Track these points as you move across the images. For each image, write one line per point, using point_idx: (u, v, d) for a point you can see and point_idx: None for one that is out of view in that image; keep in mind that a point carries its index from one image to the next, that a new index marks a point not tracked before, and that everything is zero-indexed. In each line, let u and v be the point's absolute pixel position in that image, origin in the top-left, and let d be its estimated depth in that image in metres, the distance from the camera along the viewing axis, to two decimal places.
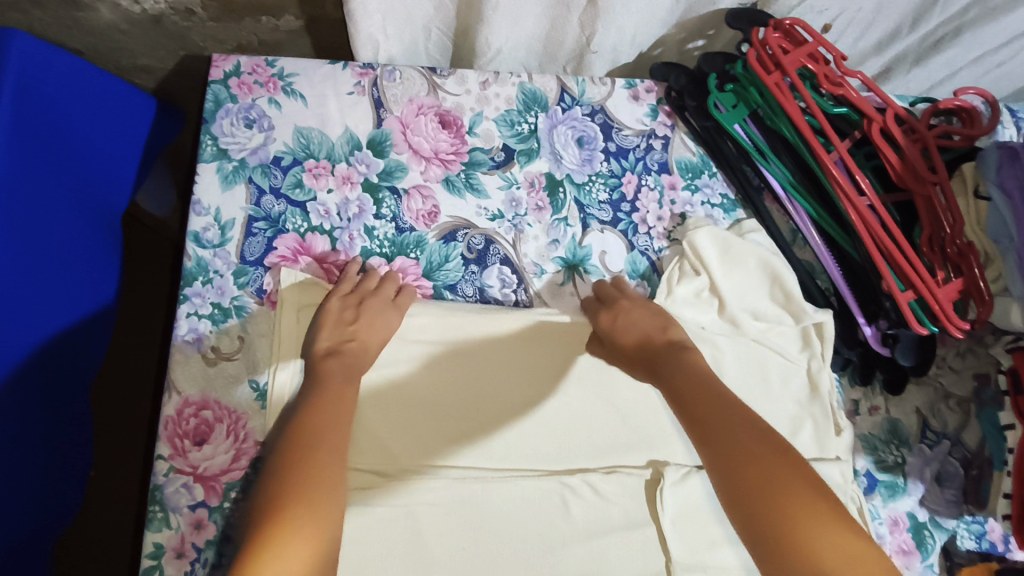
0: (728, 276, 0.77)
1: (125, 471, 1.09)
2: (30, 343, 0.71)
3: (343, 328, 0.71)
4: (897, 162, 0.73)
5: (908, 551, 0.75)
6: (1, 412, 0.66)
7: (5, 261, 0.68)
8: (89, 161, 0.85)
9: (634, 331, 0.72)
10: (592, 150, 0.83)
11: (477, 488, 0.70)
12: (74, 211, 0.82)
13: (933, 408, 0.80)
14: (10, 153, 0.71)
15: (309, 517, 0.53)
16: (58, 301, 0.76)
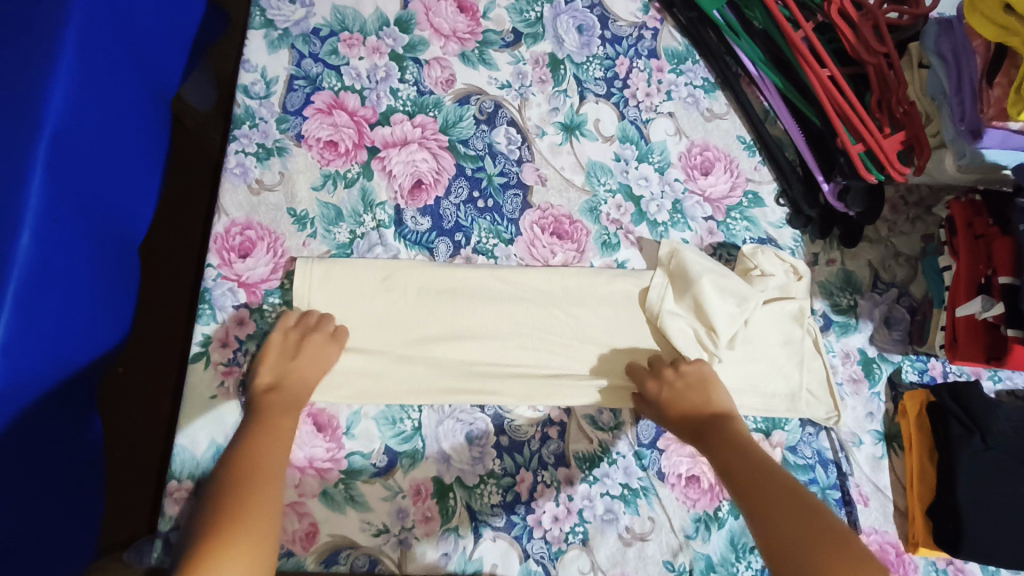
0: (714, 307, 0.81)
1: (164, 364, 1.16)
2: (86, 192, 0.73)
3: (284, 363, 0.75)
4: (851, 37, 0.84)
5: (858, 380, 0.85)
6: (72, 234, 0.70)
7: (71, 113, 0.70)
8: (154, 38, 0.88)
9: (683, 403, 0.77)
10: (590, 36, 0.95)
11: (480, 304, 0.83)
12: (136, 80, 0.84)
13: (884, 263, 0.90)
14: (89, 11, 0.73)
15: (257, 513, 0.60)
16: (119, 163, 0.80)
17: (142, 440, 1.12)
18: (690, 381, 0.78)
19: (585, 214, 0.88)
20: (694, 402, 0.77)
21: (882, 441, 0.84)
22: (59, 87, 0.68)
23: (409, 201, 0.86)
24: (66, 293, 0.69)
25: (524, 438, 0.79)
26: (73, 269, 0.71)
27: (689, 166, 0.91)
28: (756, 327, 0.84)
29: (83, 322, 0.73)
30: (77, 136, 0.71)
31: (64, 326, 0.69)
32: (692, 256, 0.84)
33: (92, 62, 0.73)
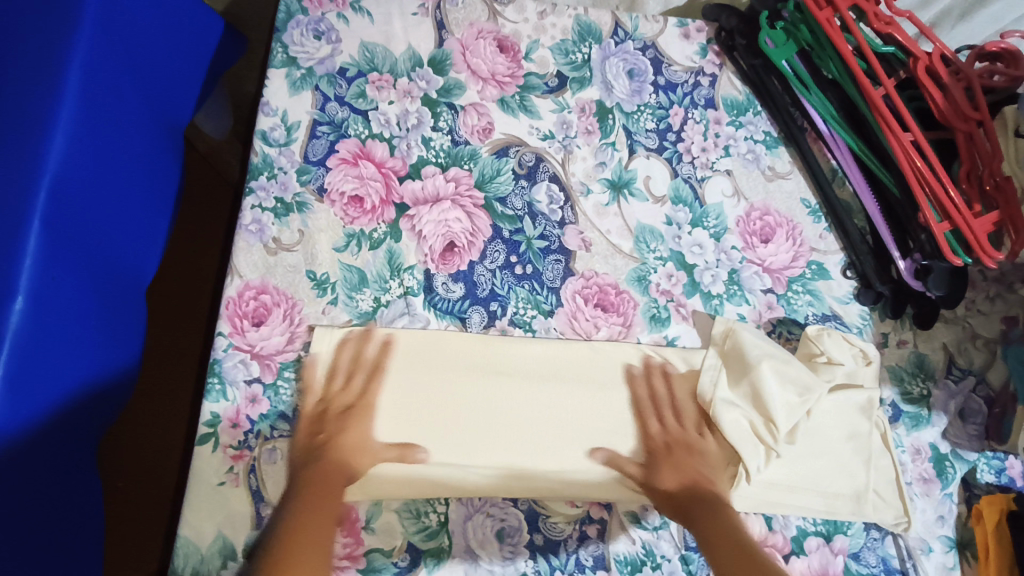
0: (773, 394, 0.73)
1: (174, 398, 1.06)
2: (95, 256, 0.65)
3: (314, 432, 0.70)
4: (941, 101, 0.75)
5: (928, 479, 0.77)
6: (80, 306, 0.63)
7: (70, 172, 0.62)
8: (172, 76, 0.80)
9: (675, 479, 0.71)
10: (642, 82, 0.87)
11: (514, 390, 0.75)
12: (150, 123, 0.76)
13: (960, 346, 0.81)
14: (90, 55, 0.65)
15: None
16: (137, 219, 0.72)
17: (149, 477, 1.03)
18: (685, 457, 0.72)
19: (633, 283, 0.79)
20: (682, 478, 0.71)
21: (953, 549, 0.76)
22: (60, 137, 0.61)
23: (440, 265, 0.78)
24: (81, 373, 0.62)
25: (560, 538, 0.72)
26: (85, 342, 0.63)
27: (747, 233, 0.83)
28: (820, 417, 0.75)
29: (101, 402, 0.66)
30: (82, 192, 0.64)
31: (76, 408, 0.62)
32: (750, 329, 0.77)
33: (99, 109, 0.66)
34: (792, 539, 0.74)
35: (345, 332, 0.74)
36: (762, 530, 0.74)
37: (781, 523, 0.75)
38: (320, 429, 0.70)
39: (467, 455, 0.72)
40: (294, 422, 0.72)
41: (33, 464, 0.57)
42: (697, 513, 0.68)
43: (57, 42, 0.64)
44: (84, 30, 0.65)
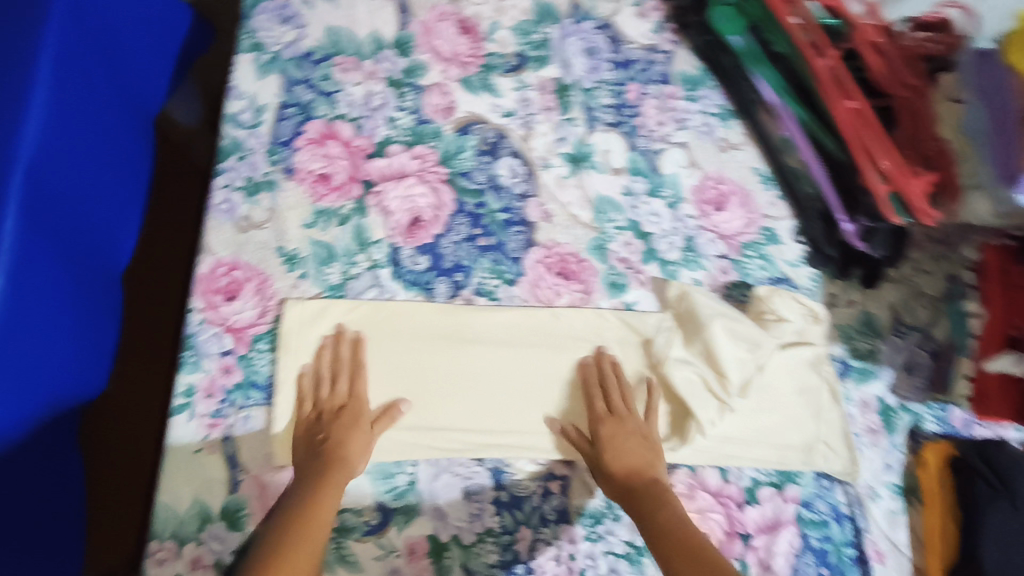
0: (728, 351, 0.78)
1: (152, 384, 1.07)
2: (66, 239, 0.68)
3: (316, 431, 0.74)
4: (880, 68, 0.79)
5: (876, 430, 0.81)
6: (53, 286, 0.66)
7: (44, 157, 0.65)
8: (144, 70, 0.84)
9: (622, 459, 0.74)
10: (599, 60, 0.90)
11: (478, 354, 0.79)
12: (123, 114, 0.79)
13: (906, 304, 0.85)
14: (62, 47, 0.68)
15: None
16: (114, 198, 0.76)
17: (124, 456, 1.04)
18: (626, 434, 0.76)
19: (593, 252, 0.83)
20: (637, 461, 0.74)
21: (900, 495, 0.80)
22: (32, 124, 0.64)
23: (406, 238, 0.81)
24: (55, 348, 0.66)
25: (525, 494, 0.76)
26: (59, 321, 0.66)
27: (702, 201, 0.86)
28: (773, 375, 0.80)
29: (77, 371, 0.70)
30: (56, 178, 0.67)
31: (51, 383, 0.65)
32: (702, 290, 0.82)
33: (72, 96, 0.69)
34: (745, 489, 0.79)
35: (316, 305, 0.78)
36: (717, 482, 0.79)
37: (735, 474, 0.79)
38: (313, 432, 0.74)
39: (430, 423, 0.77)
40: (268, 390, 0.76)
41: (10, 433, 0.61)
42: (649, 509, 0.70)
43: (26, 34, 0.67)
44: (51, 24, 0.68)
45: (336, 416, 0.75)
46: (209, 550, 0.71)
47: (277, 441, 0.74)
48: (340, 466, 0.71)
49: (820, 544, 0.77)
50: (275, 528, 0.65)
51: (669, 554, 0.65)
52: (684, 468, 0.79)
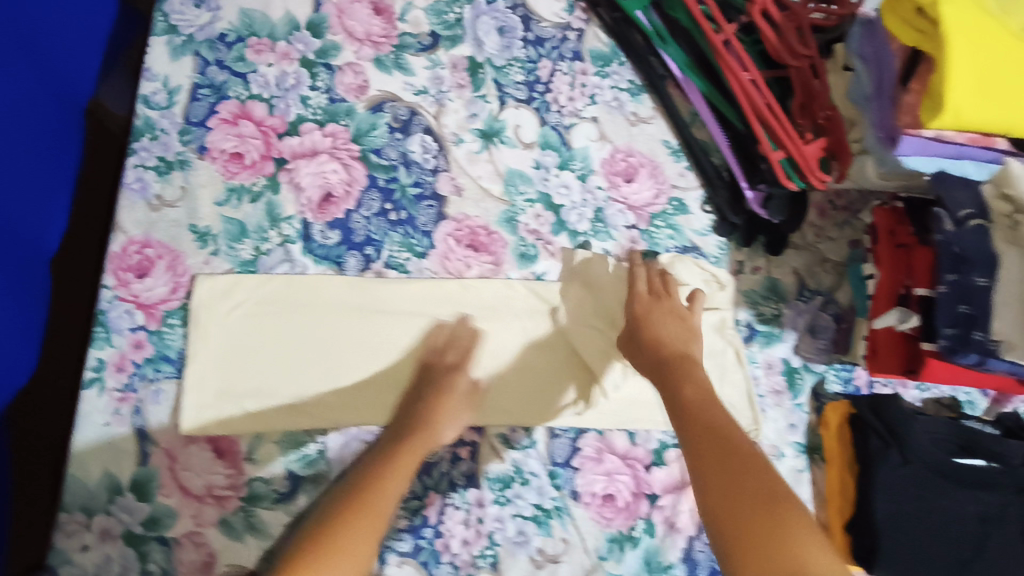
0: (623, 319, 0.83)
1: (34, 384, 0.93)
2: None
3: (411, 402, 0.75)
4: (774, 39, 0.79)
5: (779, 391, 0.84)
6: None
7: None
8: (75, 57, 0.80)
9: (663, 332, 0.75)
10: (512, 38, 0.91)
11: (383, 326, 0.80)
12: (44, 102, 0.75)
13: (810, 270, 0.87)
14: None
15: (355, 534, 0.60)
16: (42, 172, 0.74)
17: None
18: (670, 315, 0.76)
19: (503, 224, 0.85)
20: (676, 334, 0.75)
21: (804, 453, 0.82)
22: None
23: (317, 214, 0.83)
24: None
25: (434, 460, 0.77)
26: None
27: (612, 173, 0.88)
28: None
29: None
30: None
31: None
32: (604, 261, 0.84)
33: None
34: (653, 451, 0.81)
35: (224, 280, 0.79)
36: (625, 445, 0.81)
37: (643, 437, 0.81)
38: (426, 396, 0.75)
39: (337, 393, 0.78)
40: (177, 364, 0.77)
41: None
42: (687, 370, 0.70)
43: None
44: None
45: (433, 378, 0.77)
46: (118, 522, 0.72)
47: (184, 413, 0.75)
48: (439, 428, 0.73)
49: None
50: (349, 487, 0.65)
51: (691, 422, 0.63)
52: (592, 432, 0.81)
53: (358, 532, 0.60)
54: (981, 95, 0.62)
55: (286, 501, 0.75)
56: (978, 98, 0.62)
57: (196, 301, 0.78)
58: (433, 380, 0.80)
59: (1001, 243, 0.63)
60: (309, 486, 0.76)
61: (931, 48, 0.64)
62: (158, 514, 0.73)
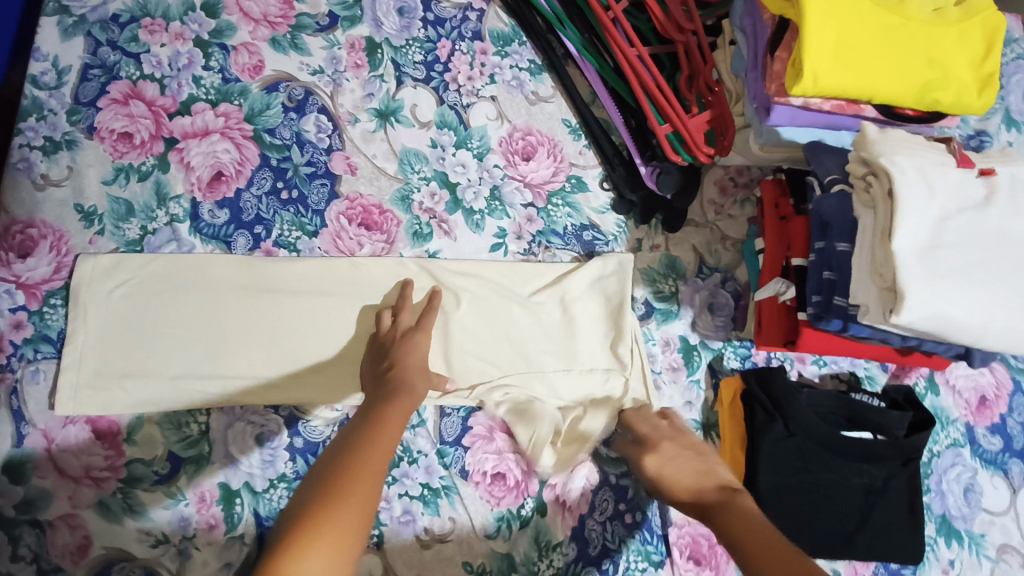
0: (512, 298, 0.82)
1: None
2: None
3: (381, 361, 0.73)
4: (661, 16, 0.79)
5: (677, 367, 0.83)
6: None
7: None
8: None
9: (677, 481, 0.67)
10: (411, 19, 0.91)
11: (270, 302, 0.80)
12: None
13: (709, 247, 0.87)
14: None
15: (355, 495, 0.53)
16: None
17: None
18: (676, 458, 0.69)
19: (396, 202, 0.84)
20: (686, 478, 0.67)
21: (699, 430, 0.82)
22: None
23: (206, 193, 0.82)
24: None
25: (320, 439, 0.78)
26: None
27: (510, 152, 0.88)
28: (562, 310, 0.83)
29: None
30: None
31: None
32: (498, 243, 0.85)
33: None
34: None
35: (107, 259, 0.78)
36: None
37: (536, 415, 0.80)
38: (380, 359, 0.74)
39: (222, 371, 0.77)
40: (59, 344, 0.76)
41: None
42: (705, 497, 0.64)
43: None
44: None
45: (394, 343, 0.75)
46: None
47: (59, 394, 0.74)
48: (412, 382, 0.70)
49: (618, 481, 0.80)
50: (334, 455, 0.58)
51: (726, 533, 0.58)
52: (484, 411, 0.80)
53: (363, 488, 0.54)
54: (838, 61, 0.63)
55: (166, 482, 0.74)
56: (836, 64, 0.63)
57: (75, 278, 0.77)
58: (318, 354, 0.79)
59: (858, 209, 0.62)
60: (191, 467, 0.75)
61: (793, 14, 0.65)
62: (32, 496, 0.72)
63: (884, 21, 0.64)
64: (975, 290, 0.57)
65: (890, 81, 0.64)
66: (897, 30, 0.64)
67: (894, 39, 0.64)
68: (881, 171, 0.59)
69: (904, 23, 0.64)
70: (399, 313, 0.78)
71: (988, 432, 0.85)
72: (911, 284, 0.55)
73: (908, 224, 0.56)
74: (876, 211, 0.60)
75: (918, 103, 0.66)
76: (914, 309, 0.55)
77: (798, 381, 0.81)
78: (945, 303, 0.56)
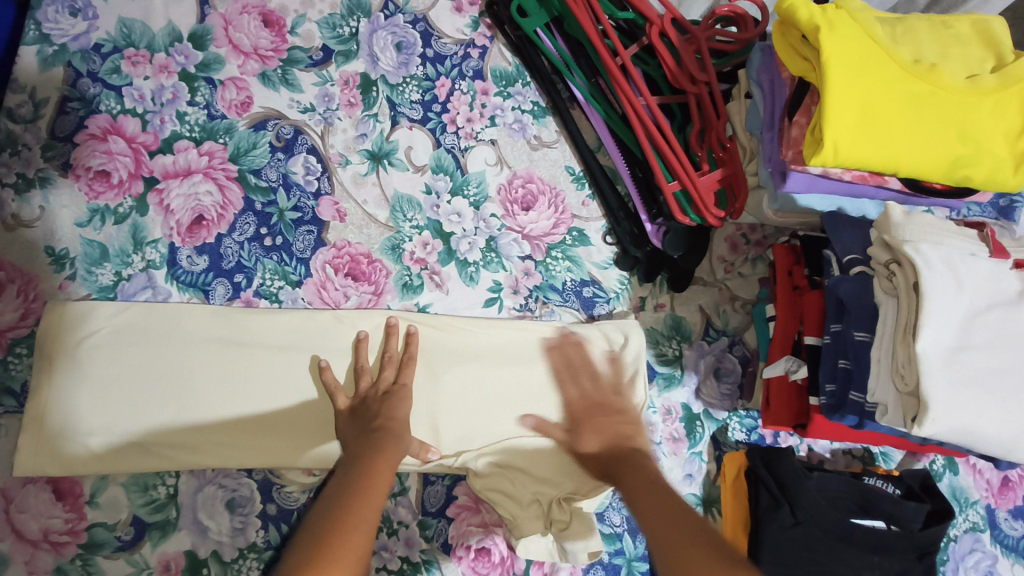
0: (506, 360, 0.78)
1: None
2: None
3: (368, 421, 0.69)
4: (673, 66, 0.74)
5: (677, 438, 0.78)
6: None
7: None
8: None
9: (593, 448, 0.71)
10: (410, 55, 0.86)
11: (249, 357, 0.75)
12: None
13: (717, 308, 0.82)
14: None
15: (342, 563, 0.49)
16: None
17: None
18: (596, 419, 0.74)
19: (386, 252, 0.80)
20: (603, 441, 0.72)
21: (699, 507, 0.76)
22: None
23: (185, 238, 0.77)
24: None
25: (294, 506, 0.74)
26: None
27: (508, 200, 0.83)
28: (551, 371, 0.79)
29: None
30: None
31: None
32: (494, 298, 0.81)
33: None
34: None
35: (78, 307, 0.73)
36: None
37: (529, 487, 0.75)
38: (360, 411, 0.70)
39: (195, 432, 0.73)
40: (22, 398, 0.72)
41: None
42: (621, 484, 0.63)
43: None
44: None
45: (370, 401, 0.71)
46: None
47: (18, 454, 0.69)
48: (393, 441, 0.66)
49: (611, 560, 0.75)
50: (318, 520, 0.54)
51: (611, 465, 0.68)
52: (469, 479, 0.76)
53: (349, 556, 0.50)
54: (861, 132, 0.58)
55: (129, 549, 0.70)
56: (859, 134, 0.58)
57: (39, 329, 0.72)
58: (296, 412, 0.75)
59: (881, 296, 0.58)
60: (158, 533, 0.70)
61: (814, 78, 0.61)
62: None
63: (914, 89, 0.59)
64: (1002, 397, 0.53)
65: (916, 154, 0.59)
66: (926, 98, 0.59)
67: (922, 109, 0.59)
68: (905, 261, 0.54)
69: (935, 91, 0.59)
70: (384, 360, 0.75)
71: (1011, 517, 0.80)
72: (935, 393, 0.51)
73: (935, 324, 0.52)
74: (899, 303, 0.55)
75: (946, 179, 0.61)
76: (937, 420, 0.51)
77: (807, 462, 0.76)
78: (970, 413, 0.51)
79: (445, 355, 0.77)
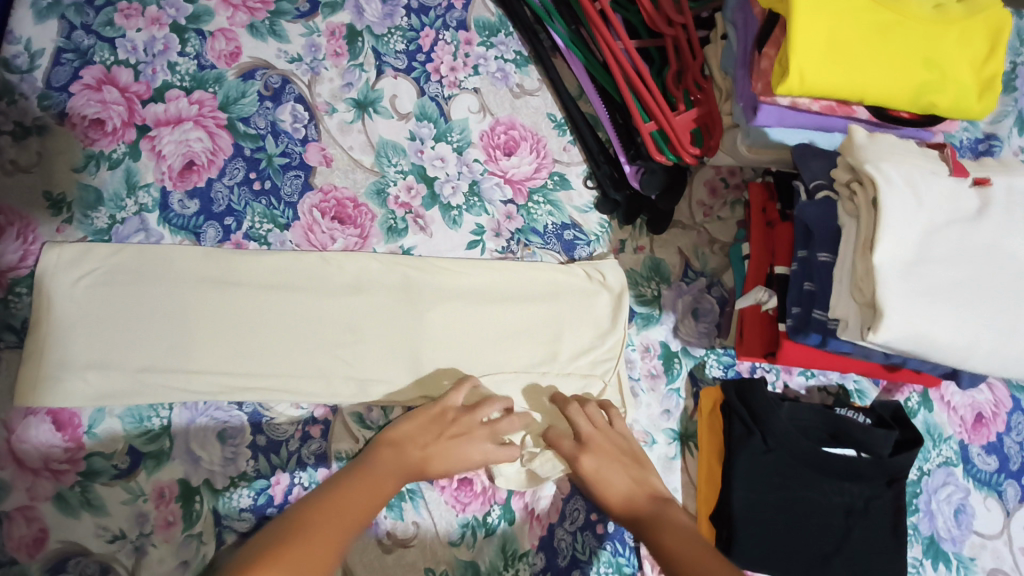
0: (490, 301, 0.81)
1: None
2: None
3: (427, 435, 0.67)
4: (650, 8, 0.76)
5: (656, 375, 0.80)
6: None
7: None
8: None
9: (615, 488, 0.67)
10: (395, 6, 0.88)
11: (240, 298, 0.78)
12: None
13: (696, 251, 0.84)
14: None
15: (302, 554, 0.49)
16: None
17: None
18: (611, 457, 0.69)
19: (371, 196, 0.82)
20: (627, 486, 0.68)
21: (677, 441, 0.79)
22: None
23: (177, 182, 0.80)
24: None
25: (283, 438, 0.76)
26: None
27: (491, 146, 0.85)
28: (535, 313, 0.81)
29: None
30: None
31: None
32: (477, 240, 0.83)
33: None
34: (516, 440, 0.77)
35: (73, 249, 0.75)
36: None
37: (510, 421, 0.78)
38: (430, 430, 0.68)
39: (189, 367, 0.75)
40: (22, 334, 0.75)
41: None
42: (654, 533, 0.62)
43: None
44: None
45: (458, 426, 0.69)
46: None
47: (21, 386, 0.72)
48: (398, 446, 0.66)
49: None
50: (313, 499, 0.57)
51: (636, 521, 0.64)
52: None
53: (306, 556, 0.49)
54: (827, 61, 0.59)
55: (126, 476, 0.73)
56: (825, 63, 0.59)
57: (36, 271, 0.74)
58: (284, 351, 0.78)
59: (844, 217, 0.59)
60: (153, 463, 0.73)
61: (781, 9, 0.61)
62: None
63: (879, 19, 0.60)
64: (961, 309, 0.54)
65: (881, 82, 0.60)
66: (892, 28, 0.60)
67: (887, 37, 0.60)
68: (866, 178, 0.56)
69: (902, 21, 0.61)
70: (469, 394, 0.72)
71: (984, 452, 0.81)
72: (892, 302, 0.52)
73: (892, 236, 0.53)
74: (859, 221, 0.56)
75: (913, 107, 0.63)
76: (893, 327, 0.52)
77: (781, 394, 0.78)
78: (927, 323, 0.53)
79: (428, 295, 0.80)
